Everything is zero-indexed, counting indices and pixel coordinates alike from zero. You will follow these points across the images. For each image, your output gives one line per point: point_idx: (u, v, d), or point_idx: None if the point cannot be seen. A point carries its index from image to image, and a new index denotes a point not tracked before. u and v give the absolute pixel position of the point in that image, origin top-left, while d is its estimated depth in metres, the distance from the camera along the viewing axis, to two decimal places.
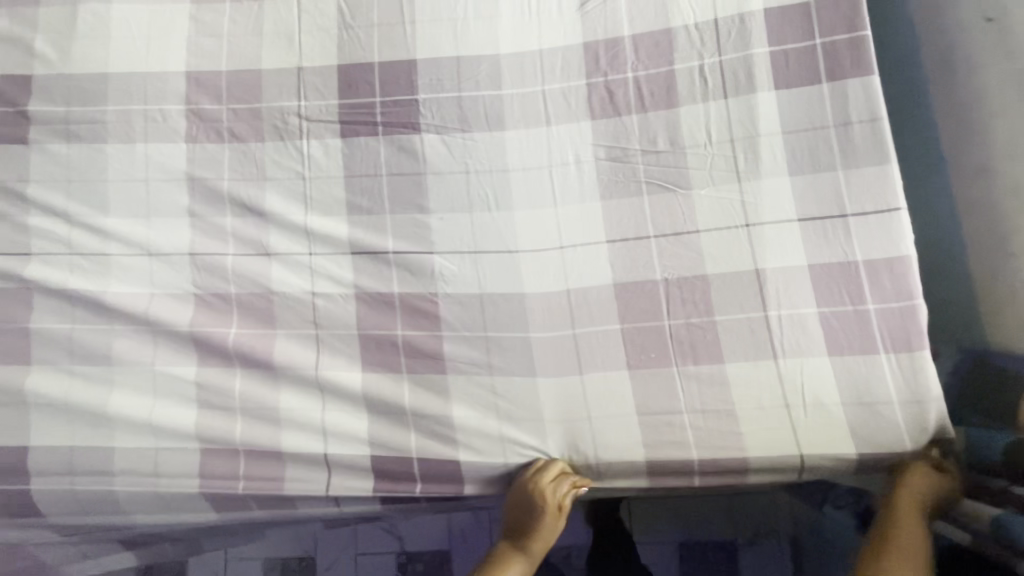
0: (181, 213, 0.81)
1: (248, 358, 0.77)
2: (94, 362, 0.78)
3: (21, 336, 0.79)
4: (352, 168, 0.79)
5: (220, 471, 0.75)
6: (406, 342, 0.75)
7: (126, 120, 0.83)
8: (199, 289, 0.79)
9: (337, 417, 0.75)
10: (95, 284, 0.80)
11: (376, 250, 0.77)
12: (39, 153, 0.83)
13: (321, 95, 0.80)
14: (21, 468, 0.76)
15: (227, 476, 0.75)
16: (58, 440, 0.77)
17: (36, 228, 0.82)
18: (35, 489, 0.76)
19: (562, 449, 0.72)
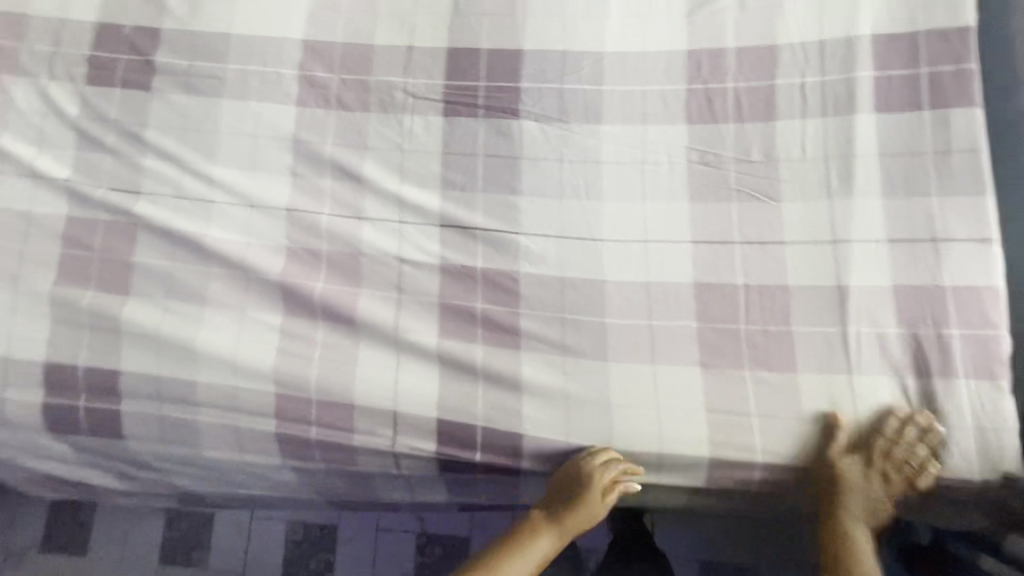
0: (283, 170, 0.86)
1: (332, 311, 0.81)
2: (188, 298, 0.83)
3: (121, 267, 0.84)
4: (449, 145, 0.83)
5: (296, 415, 0.79)
6: (483, 315, 0.79)
7: (242, 78, 0.88)
8: (292, 243, 0.84)
9: (409, 381, 0.79)
10: (196, 226, 0.85)
11: (466, 225, 0.81)
12: (159, 100, 0.89)
13: (428, 74, 0.84)
14: (111, 391, 0.81)
15: (301, 421, 0.79)
16: (145, 369, 0.81)
17: (148, 169, 0.87)
18: (122, 410, 0.81)
19: (623, 435, 0.75)
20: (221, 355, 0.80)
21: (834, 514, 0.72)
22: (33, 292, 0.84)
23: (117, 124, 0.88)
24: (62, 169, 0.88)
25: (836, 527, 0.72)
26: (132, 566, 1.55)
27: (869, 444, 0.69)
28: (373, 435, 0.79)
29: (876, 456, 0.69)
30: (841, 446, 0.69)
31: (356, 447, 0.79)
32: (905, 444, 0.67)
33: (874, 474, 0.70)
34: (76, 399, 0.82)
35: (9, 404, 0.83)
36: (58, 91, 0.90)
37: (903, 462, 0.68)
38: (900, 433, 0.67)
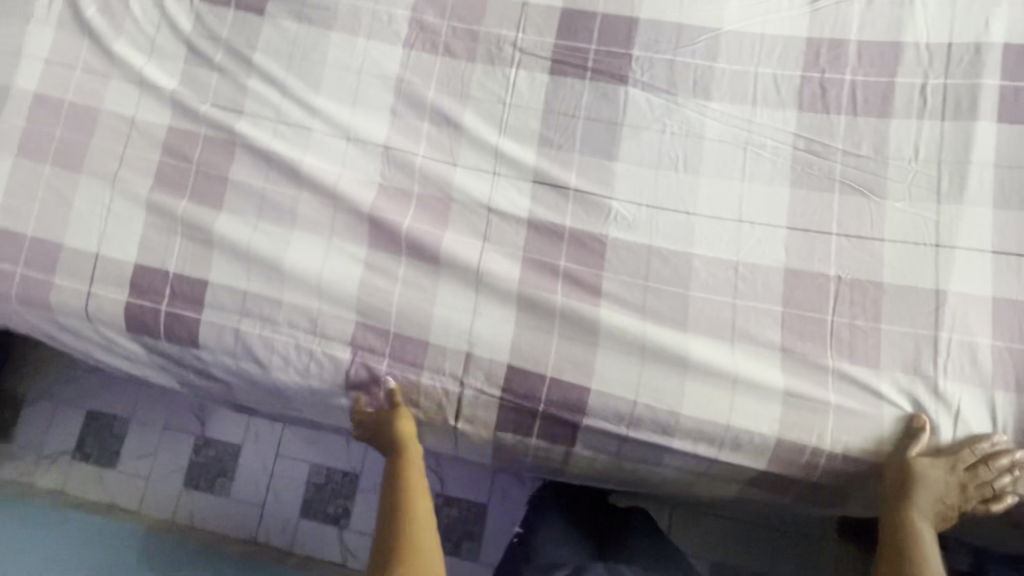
0: (383, 109, 0.87)
1: (417, 251, 0.83)
2: (281, 221, 0.86)
3: (218, 182, 0.87)
4: (551, 103, 0.83)
5: (371, 346, 0.83)
6: (565, 273, 0.80)
7: (354, 14, 0.89)
8: (385, 180, 0.86)
9: (486, 325, 0.81)
10: (293, 152, 0.86)
11: (559, 183, 0.81)
12: (269, 25, 0.90)
13: (539, 31, 0.84)
14: (197, 301, 0.85)
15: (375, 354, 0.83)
16: (234, 284, 0.85)
17: (252, 90, 0.89)
18: (205, 320, 0.85)
19: (693, 407, 0.76)
20: (307, 280, 0.84)
21: (904, 518, 0.70)
22: (130, 196, 0.87)
23: (226, 43, 0.89)
24: (168, 81, 0.89)
25: (902, 530, 0.70)
26: (159, 484, 1.61)
27: (956, 454, 0.68)
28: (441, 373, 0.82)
29: (962, 469, 0.68)
30: (922, 450, 0.69)
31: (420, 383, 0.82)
32: (992, 464, 0.67)
33: (954, 485, 0.68)
34: (160, 305, 0.85)
35: (91, 301, 0.85)
36: (173, 5, 0.91)
37: (985, 481, 0.68)
38: (990, 453, 0.67)
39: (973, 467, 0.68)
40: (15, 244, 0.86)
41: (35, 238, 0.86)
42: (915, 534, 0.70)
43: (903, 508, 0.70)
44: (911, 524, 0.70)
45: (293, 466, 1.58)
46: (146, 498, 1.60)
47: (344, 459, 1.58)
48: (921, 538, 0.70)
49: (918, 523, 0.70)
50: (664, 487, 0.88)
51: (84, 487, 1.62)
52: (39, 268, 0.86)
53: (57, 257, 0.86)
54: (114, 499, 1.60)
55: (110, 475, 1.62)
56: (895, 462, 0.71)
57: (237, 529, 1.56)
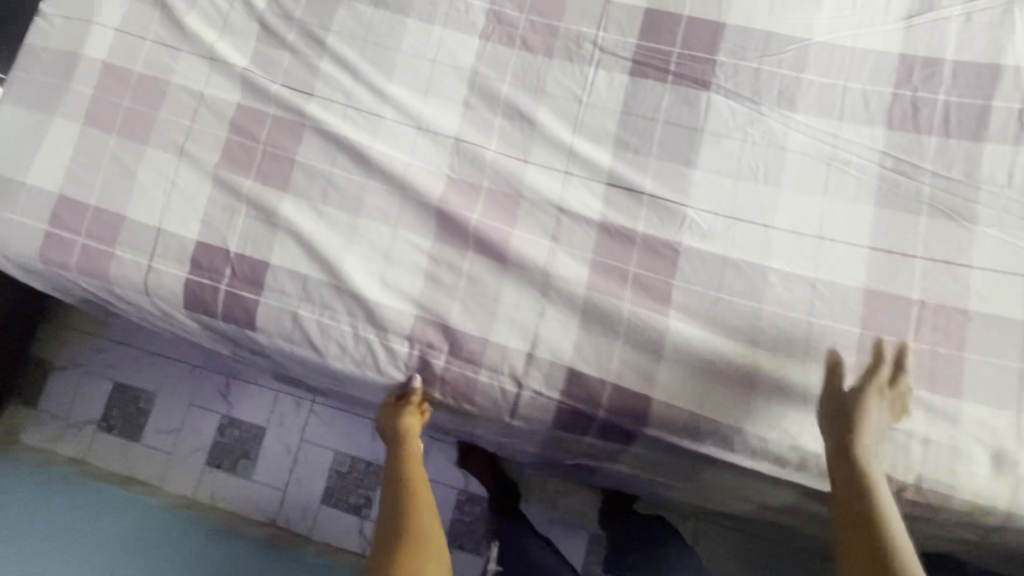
0: (456, 100, 0.86)
1: (481, 248, 0.82)
2: (345, 207, 0.84)
3: (284, 163, 0.86)
4: (630, 105, 0.81)
5: (428, 340, 0.81)
6: (634, 279, 0.79)
7: (432, 2, 0.88)
8: (454, 172, 0.84)
9: (551, 327, 0.79)
10: (362, 138, 0.85)
11: (633, 186, 0.80)
12: (345, 9, 0.89)
13: (622, 31, 0.83)
14: (257, 282, 0.84)
15: (431, 347, 0.81)
16: (295, 268, 0.83)
17: (324, 73, 0.87)
18: (263, 302, 0.84)
19: (757, 423, 0.74)
20: (370, 267, 0.83)
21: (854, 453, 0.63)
22: (196, 172, 0.86)
23: (301, 24, 0.88)
24: (239, 58, 0.88)
25: (849, 453, 0.64)
26: (183, 459, 1.61)
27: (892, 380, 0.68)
28: (501, 371, 0.80)
29: (888, 390, 0.67)
30: (878, 381, 0.67)
31: (479, 379, 0.80)
32: (905, 379, 0.68)
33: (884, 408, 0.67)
34: (219, 283, 0.84)
35: (151, 275, 0.84)
36: None
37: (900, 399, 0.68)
38: (901, 366, 0.69)
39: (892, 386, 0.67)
40: (78, 212, 0.85)
41: (98, 207, 0.85)
42: (846, 455, 0.64)
43: (848, 429, 0.65)
44: (862, 447, 0.64)
45: (318, 452, 1.58)
46: (168, 472, 1.61)
47: (368, 448, 1.58)
48: (864, 460, 0.63)
49: (868, 448, 0.64)
50: (714, 485, 0.89)
51: (107, 458, 1.63)
52: (101, 238, 0.85)
53: (119, 228, 0.85)
54: (137, 472, 1.61)
55: (134, 447, 1.63)
56: (832, 392, 0.69)
57: (257, 509, 1.57)
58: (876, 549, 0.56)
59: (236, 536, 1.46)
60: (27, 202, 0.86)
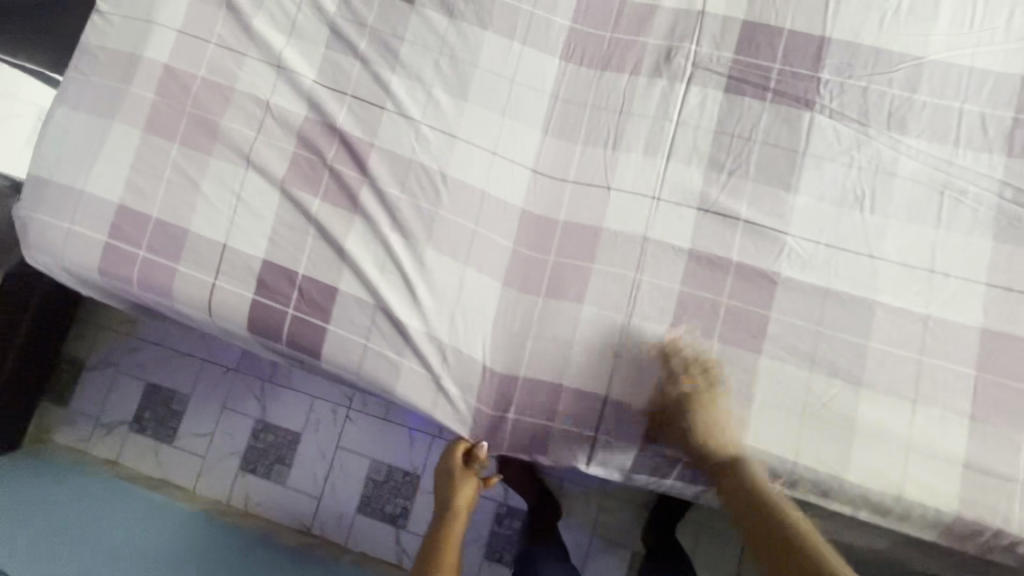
0: (536, 114, 0.81)
1: (558, 287, 0.79)
2: (420, 226, 0.80)
3: (354, 178, 0.82)
4: (725, 125, 0.77)
5: (495, 394, 0.79)
6: (726, 311, 0.74)
7: (511, 10, 0.83)
8: (530, 200, 0.81)
9: (637, 358, 0.75)
10: (438, 153, 0.81)
11: (728, 213, 0.75)
12: (417, 14, 0.84)
13: (717, 45, 0.78)
14: (325, 304, 0.80)
15: (501, 402, 0.79)
16: (366, 289, 0.80)
17: (396, 82, 0.83)
18: (331, 325, 0.80)
19: (860, 470, 0.70)
20: (444, 292, 0.79)
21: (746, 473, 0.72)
22: (263, 186, 0.82)
23: (372, 31, 0.84)
24: (307, 67, 0.84)
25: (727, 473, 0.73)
26: (215, 466, 1.59)
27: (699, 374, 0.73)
28: (577, 415, 0.76)
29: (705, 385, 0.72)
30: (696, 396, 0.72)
31: (551, 432, 0.77)
32: (684, 352, 0.74)
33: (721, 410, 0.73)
34: (286, 303, 0.80)
35: (216, 293, 0.81)
36: None
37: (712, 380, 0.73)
38: (677, 346, 0.74)
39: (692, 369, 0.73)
40: (140, 225, 0.82)
41: (160, 220, 0.82)
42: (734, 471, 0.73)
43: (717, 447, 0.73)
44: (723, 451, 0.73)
45: (355, 461, 1.55)
46: (201, 477, 1.59)
47: (404, 457, 1.54)
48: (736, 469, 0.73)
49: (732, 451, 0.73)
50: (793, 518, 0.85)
51: (140, 460, 1.61)
52: (164, 253, 0.81)
53: (183, 243, 0.81)
54: (170, 475, 1.59)
55: (167, 450, 1.61)
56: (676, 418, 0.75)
57: (293, 518, 1.54)
58: (786, 534, 0.71)
59: (274, 547, 1.44)
60: (86, 212, 0.82)
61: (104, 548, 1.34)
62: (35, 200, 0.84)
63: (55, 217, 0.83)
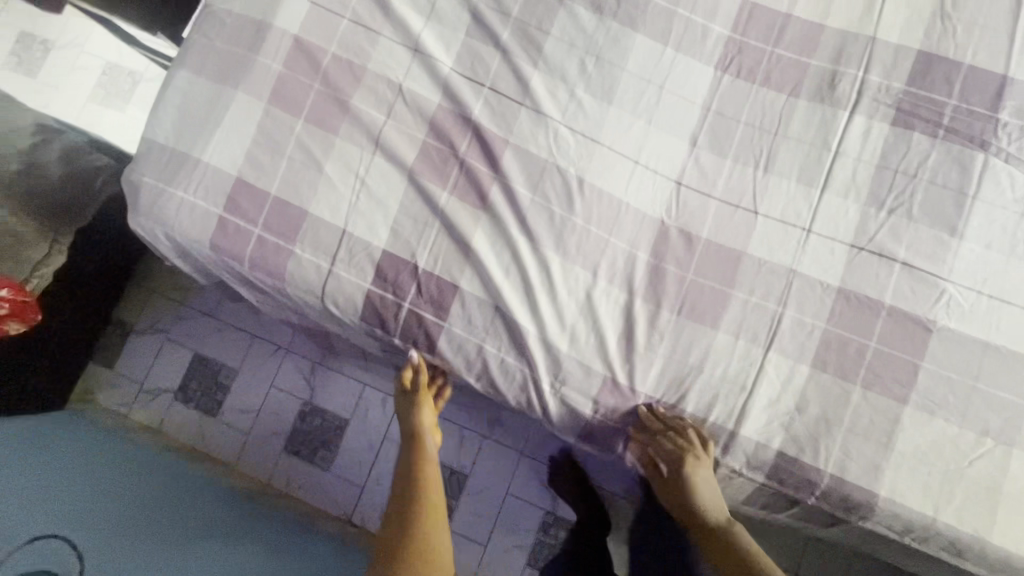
0: (683, 129, 0.77)
1: (690, 307, 0.74)
2: (550, 234, 0.76)
3: (483, 177, 0.78)
4: (888, 159, 0.73)
5: (614, 411, 0.75)
6: (873, 356, 0.70)
7: (667, 17, 0.79)
8: (670, 217, 0.76)
9: (770, 390, 0.72)
10: (577, 158, 0.77)
11: (885, 252, 0.71)
12: (566, 11, 0.80)
13: (887, 74, 0.74)
14: (442, 305, 0.77)
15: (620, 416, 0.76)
16: (488, 293, 0.76)
17: (538, 80, 0.79)
18: (447, 328, 0.77)
19: (1006, 536, 0.66)
20: (569, 305, 0.75)
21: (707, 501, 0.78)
22: (387, 174, 0.78)
23: (517, 23, 0.80)
24: (444, 55, 0.80)
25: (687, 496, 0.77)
26: (260, 444, 1.56)
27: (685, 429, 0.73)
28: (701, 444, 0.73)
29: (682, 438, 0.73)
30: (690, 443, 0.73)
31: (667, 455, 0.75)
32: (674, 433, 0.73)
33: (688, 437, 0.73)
34: (401, 299, 0.77)
35: (330, 280, 0.78)
36: None
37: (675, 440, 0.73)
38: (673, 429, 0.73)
39: (678, 441, 0.73)
40: (256, 202, 0.78)
41: (279, 198, 0.78)
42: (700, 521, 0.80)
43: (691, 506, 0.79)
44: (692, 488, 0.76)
45: None
46: (243, 453, 1.56)
47: None
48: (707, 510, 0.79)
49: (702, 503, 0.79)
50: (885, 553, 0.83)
51: (182, 429, 1.58)
52: (279, 232, 0.78)
53: (300, 225, 0.78)
54: (213, 447, 1.56)
55: (209, 422, 1.58)
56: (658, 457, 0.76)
57: (334, 505, 1.53)
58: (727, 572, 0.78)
59: (318, 534, 1.44)
60: (200, 182, 0.79)
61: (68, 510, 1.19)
62: (148, 164, 0.80)
63: (168, 184, 0.79)
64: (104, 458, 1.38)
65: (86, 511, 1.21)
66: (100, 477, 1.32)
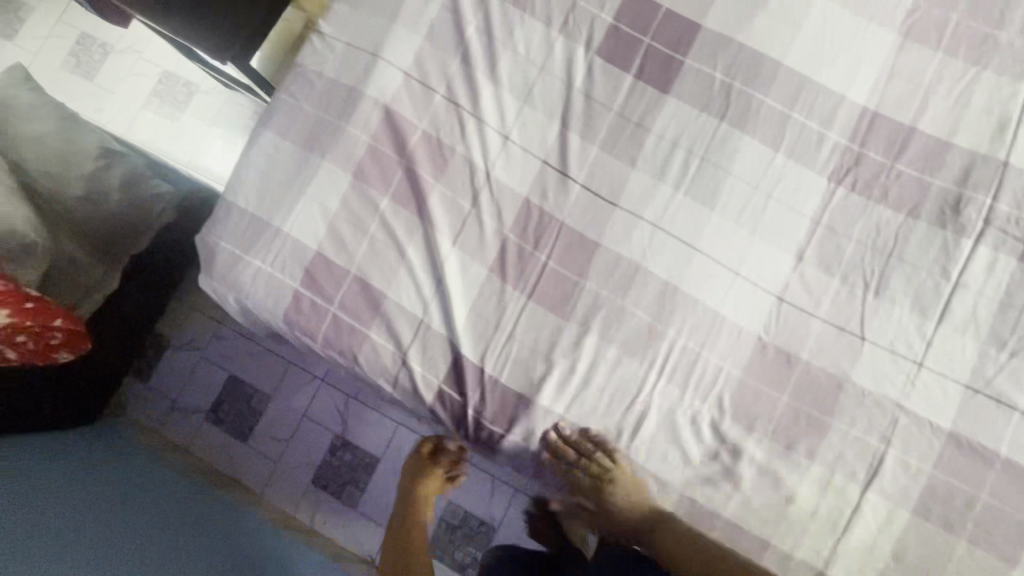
0: (791, 242, 0.72)
1: (783, 435, 0.69)
2: (638, 340, 0.73)
3: (571, 275, 0.75)
4: (1011, 297, 0.69)
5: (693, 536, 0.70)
6: (982, 510, 0.66)
7: (781, 120, 0.74)
8: (767, 336, 0.72)
9: (865, 533, 0.67)
10: (674, 265, 0.73)
11: (1002, 398, 0.68)
12: (673, 105, 0.76)
13: (1018, 204, 0.70)
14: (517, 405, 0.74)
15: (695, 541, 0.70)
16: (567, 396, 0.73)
17: (638, 176, 0.75)
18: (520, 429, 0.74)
19: None
20: (651, 417, 0.72)
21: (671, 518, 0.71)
22: (470, 260, 0.76)
23: (619, 113, 0.76)
24: (540, 141, 0.77)
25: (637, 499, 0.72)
26: (287, 474, 1.54)
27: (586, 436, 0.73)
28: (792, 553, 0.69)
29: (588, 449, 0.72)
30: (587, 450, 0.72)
31: None
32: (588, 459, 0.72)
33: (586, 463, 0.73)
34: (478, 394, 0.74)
35: (404, 368, 0.75)
36: (566, 50, 0.78)
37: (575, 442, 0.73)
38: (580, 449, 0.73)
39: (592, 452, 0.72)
40: (335, 279, 0.76)
41: (358, 277, 0.76)
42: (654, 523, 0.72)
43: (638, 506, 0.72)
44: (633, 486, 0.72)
45: None
46: (270, 483, 1.54)
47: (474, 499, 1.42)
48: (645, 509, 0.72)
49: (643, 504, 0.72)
50: None
51: (210, 452, 1.56)
52: (357, 313, 0.76)
53: (379, 307, 0.76)
54: (240, 472, 1.55)
55: (238, 447, 1.56)
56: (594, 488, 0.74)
57: (356, 545, 1.50)
58: None
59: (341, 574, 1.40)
60: (279, 254, 0.76)
61: (96, 509, 1.18)
62: (225, 228, 0.78)
63: (245, 251, 0.77)
64: (124, 470, 1.37)
65: (100, 515, 1.17)
66: (120, 484, 1.31)
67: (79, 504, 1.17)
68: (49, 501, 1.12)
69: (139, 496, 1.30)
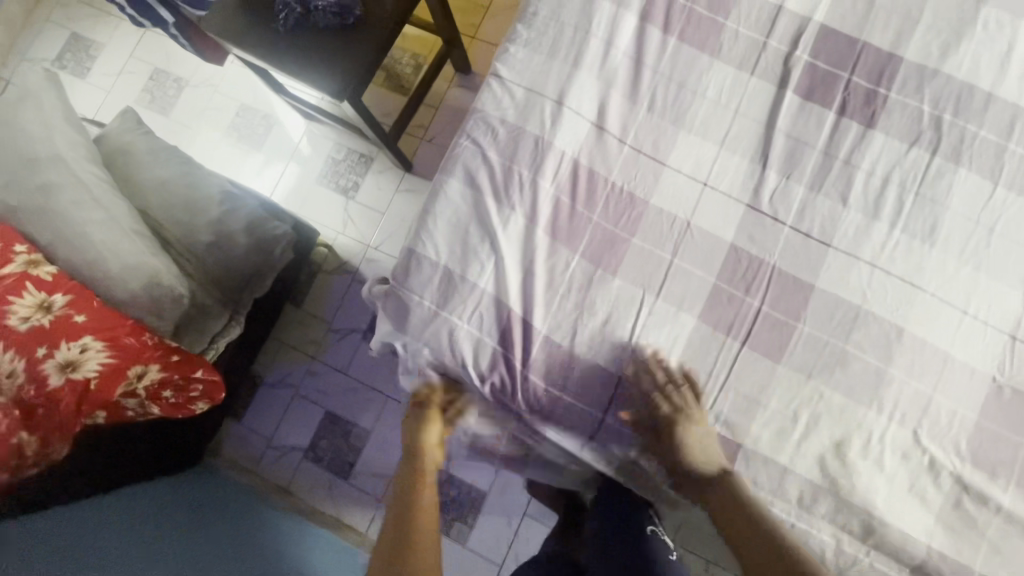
0: (1020, 277, 0.71)
1: None
2: (865, 384, 0.70)
3: (786, 323, 0.72)
4: None
5: None
6: None
7: (996, 153, 0.73)
8: (1004, 377, 0.70)
9: None
10: (899, 304, 0.71)
11: None
12: (881, 140, 0.74)
13: None
14: (726, 459, 0.72)
15: None
16: (639, 398, 0.73)
17: (851, 215, 0.73)
18: (728, 490, 0.71)
19: None
20: (884, 467, 0.69)
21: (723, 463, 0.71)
22: (677, 310, 0.73)
23: (824, 151, 0.74)
24: (743, 182, 0.75)
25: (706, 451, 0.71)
26: None
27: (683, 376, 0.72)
28: None
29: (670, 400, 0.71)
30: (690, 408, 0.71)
31: None
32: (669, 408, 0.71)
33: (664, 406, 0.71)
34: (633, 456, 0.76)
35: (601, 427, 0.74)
36: (761, 88, 0.76)
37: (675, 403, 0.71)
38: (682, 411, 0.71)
39: (676, 414, 0.71)
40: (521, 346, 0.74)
41: (547, 338, 0.74)
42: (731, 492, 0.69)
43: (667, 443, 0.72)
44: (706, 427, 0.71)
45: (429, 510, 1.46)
46: (376, 518, 1.51)
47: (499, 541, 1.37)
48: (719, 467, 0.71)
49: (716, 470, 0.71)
50: None
51: (310, 491, 1.53)
52: (551, 377, 0.74)
53: (571, 375, 0.74)
54: (343, 513, 1.51)
55: (341, 485, 1.52)
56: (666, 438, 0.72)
57: None
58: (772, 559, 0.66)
59: None
60: (470, 320, 0.74)
61: (222, 549, 1.14)
62: (413, 287, 0.76)
63: (439, 311, 0.75)
64: (233, 509, 1.34)
65: (228, 555, 1.13)
66: (234, 523, 1.27)
67: (207, 542, 1.14)
68: (183, 540, 1.09)
69: (255, 536, 1.26)
